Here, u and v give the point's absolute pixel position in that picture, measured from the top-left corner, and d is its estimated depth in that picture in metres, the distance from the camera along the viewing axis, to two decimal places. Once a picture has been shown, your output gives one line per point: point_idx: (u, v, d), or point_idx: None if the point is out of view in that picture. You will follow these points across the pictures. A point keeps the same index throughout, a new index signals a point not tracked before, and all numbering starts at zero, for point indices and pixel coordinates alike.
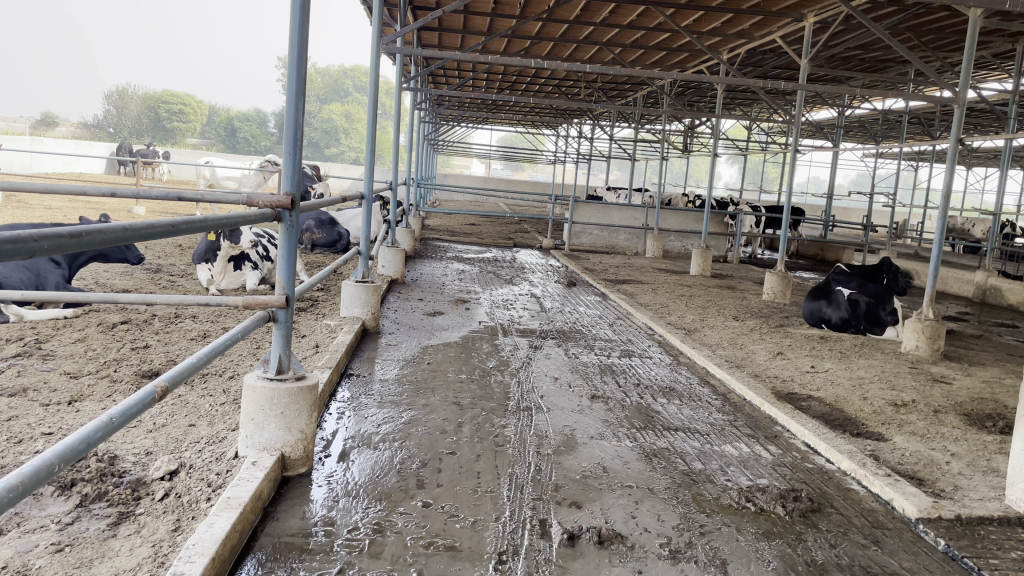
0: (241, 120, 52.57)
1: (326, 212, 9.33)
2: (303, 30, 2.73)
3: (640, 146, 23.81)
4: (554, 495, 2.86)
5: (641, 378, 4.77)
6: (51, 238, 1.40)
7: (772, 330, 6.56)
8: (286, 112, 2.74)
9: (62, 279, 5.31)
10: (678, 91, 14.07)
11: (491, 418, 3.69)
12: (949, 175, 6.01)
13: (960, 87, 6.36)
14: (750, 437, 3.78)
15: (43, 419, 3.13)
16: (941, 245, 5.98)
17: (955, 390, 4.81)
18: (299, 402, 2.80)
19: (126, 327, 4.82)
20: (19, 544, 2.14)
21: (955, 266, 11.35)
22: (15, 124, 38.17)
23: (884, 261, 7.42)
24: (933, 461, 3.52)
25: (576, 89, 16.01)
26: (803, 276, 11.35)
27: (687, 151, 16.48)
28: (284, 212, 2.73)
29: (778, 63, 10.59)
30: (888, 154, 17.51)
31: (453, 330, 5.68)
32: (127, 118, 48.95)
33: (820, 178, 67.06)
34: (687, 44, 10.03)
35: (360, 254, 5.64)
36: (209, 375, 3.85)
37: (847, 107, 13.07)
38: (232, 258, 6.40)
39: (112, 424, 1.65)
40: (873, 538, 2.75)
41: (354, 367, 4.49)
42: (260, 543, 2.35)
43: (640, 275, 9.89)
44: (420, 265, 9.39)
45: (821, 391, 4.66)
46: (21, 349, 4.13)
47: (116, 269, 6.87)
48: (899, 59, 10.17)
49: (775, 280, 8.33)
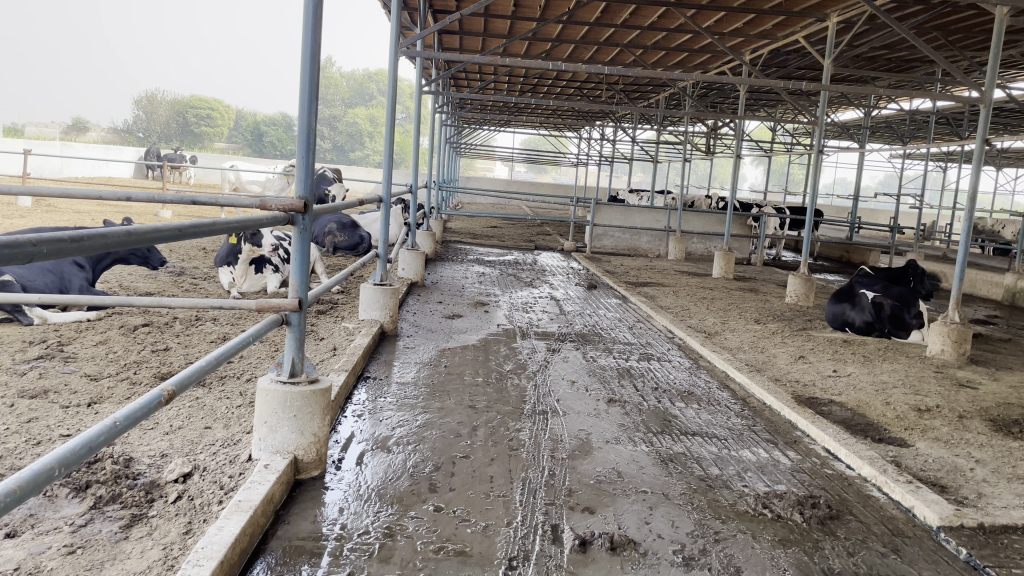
0: (268, 125, 53.12)
1: (348, 215, 9.39)
2: (315, 32, 2.73)
3: (664, 148, 23.72)
4: (567, 500, 2.84)
5: (659, 381, 4.73)
6: (54, 245, 1.38)
7: (794, 333, 6.49)
8: (300, 116, 2.75)
9: (86, 282, 5.38)
10: (700, 93, 13.99)
11: (506, 422, 3.68)
12: (976, 175, 5.89)
13: (986, 86, 6.24)
14: (769, 442, 3.73)
15: (62, 421, 3.16)
16: (968, 246, 5.86)
17: (981, 395, 4.72)
18: (312, 406, 2.80)
19: (148, 330, 4.87)
20: (32, 545, 2.16)
21: (985, 269, 11.16)
22: (46, 129, 38.82)
23: (910, 264, 7.32)
24: (957, 468, 3.45)
25: (598, 92, 15.97)
26: (828, 278, 11.21)
27: (710, 152, 16.38)
28: (297, 215, 2.73)
29: (801, 64, 10.48)
30: (916, 155, 17.27)
31: (471, 333, 5.67)
32: (156, 123, 49.67)
33: (847, 180, 66.40)
34: (709, 45, 9.96)
35: (379, 257, 5.65)
36: (227, 378, 3.87)
37: (874, 108, 12.91)
38: (253, 261, 6.44)
39: (116, 429, 1.65)
40: (893, 547, 2.70)
41: (370, 370, 4.49)
42: (270, 546, 2.35)
43: (662, 277, 9.84)
44: (441, 267, 9.41)
45: (842, 395, 4.60)
46: (44, 351, 4.19)
47: (140, 272, 6.95)
48: (925, 59, 10.02)
49: (798, 283, 8.24)
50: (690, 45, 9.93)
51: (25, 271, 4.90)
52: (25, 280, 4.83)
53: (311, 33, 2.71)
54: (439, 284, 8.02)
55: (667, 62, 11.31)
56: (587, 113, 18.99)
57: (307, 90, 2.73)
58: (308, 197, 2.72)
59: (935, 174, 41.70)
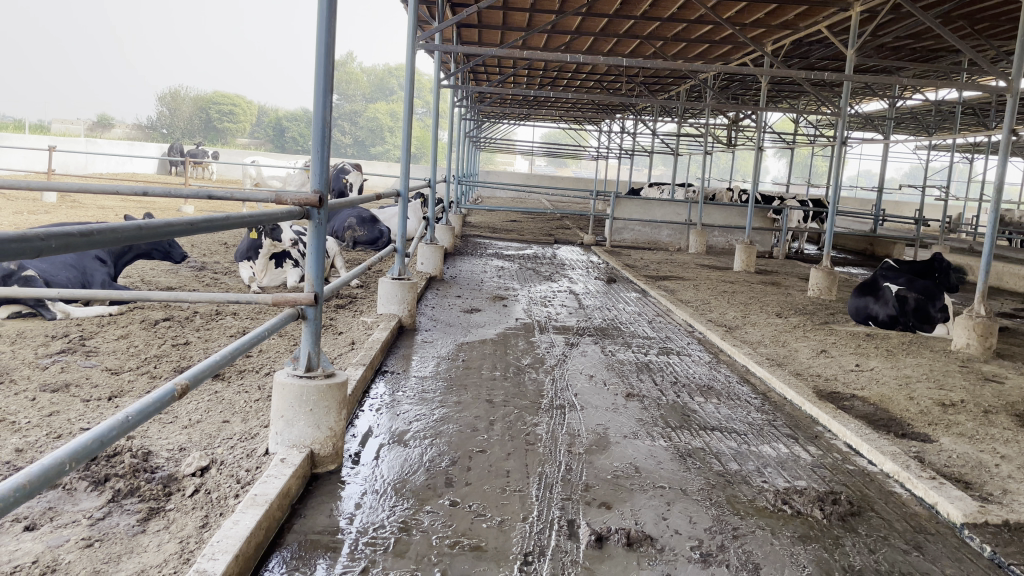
0: (289, 120, 53.39)
1: (367, 209, 9.41)
2: (330, 26, 2.71)
3: (685, 140, 23.55)
4: (584, 495, 2.82)
5: (678, 376, 4.69)
6: (61, 239, 1.37)
7: (816, 327, 6.41)
8: (316, 109, 2.74)
9: (108, 277, 5.42)
10: (722, 84, 13.86)
11: (523, 416, 3.67)
12: (1004, 166, 5.77)
13: (1014, 76, 6.10)
14: (789, 438, 3.68)
15: (83, 414, 3.19)
16: (995, 238, 5.74)
17: (1008, 390, 4.63)
18: (328, 400, 2.80)
19: (168, 324, 4.91)
20: (51, 538, 2.18)
21: (1011, 262, 10.98)
22: (72, 126, 39.35)
23: (936, 258, 7.20)
24: (981, 464, 3.39)
25: (618, 84, 15.86)
26: (852, 271, 11.08)
27: (732, 144, 16.22)
28: (313, 210, 2.72)
29: (824, 54, 10.35)
30: (942, 146, 17.01)
31: (490, 327, 5.66)
32: (179, 120, 50.04)
33: (872, 172, 65.58)
34: (730, 36, 9.87)
35: (397, 251, 5.64)
36: (246, 372, 3.89)
37: (898, 98, 12.71)
38: (273, 256, 6.49)
39: (129, 423, 1.65)
40: (915, 544, 2.65)
41: (389, 364, 4.50)
42: (286, 541, 2.35)
43: (682, 271, 9.77)
44: (460, 261, 9.41)
45: (865, 390, 4.53)
46: (66, 345, 4.23)
47: (161, 266, 7.00)
48: (952, 48, 9.84)
49: (821, 276, 8.14)
50: (710, 36, 9.85)
51: (48, 266, 4.96)
52: (48, 275, 4.88)
53: (325, 27, 2.70)
54: (458, 279, 8.01)
55: (688, 54, 11.22)
56: (607, 106, 18.90)
57: (322, 85, 2.73)
58: (323, 191, 2.72)
59: (960, 165, 41.12)
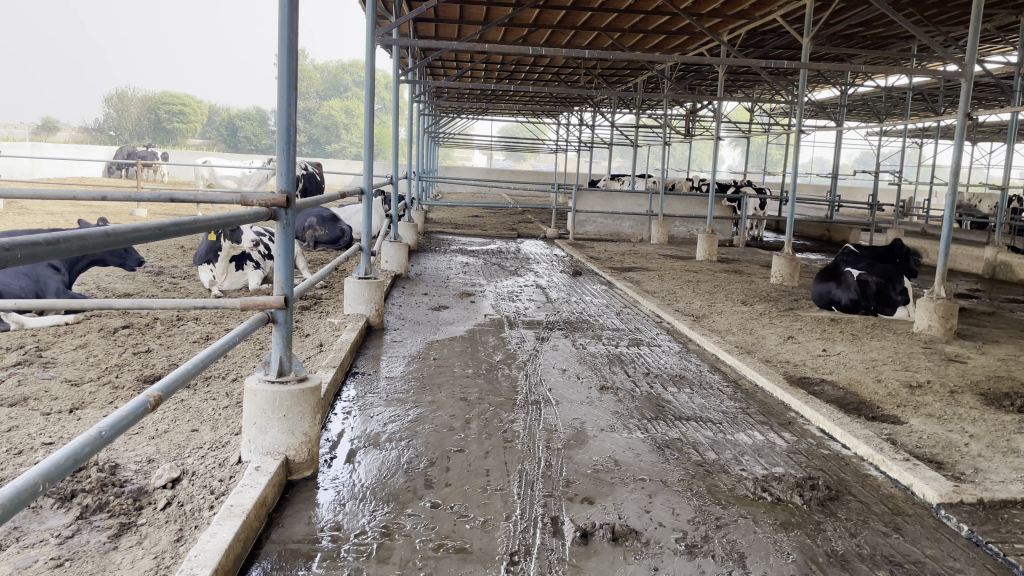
0: (243, 119, 52.64)
1: (327, 208, 9.28)
2: (291, 24, 2.65)
3: (644, 131, 23.71)
4: (565, 491, 2.79)
5: (650, 367, 4.69)
6: (24, 248, 1.27)
7: (782, 313, 6.49)
8: (279, 107, 2.66)
9: (62, 285, 5.26)
10: (678, 75, 13.97)
11: (499, 413, 3.63)
12: (961, 148, 5.78)
13: (966, 62, 6.16)
14: (763, 424, 3.71)
15: (44, 428, 3.07)
16: (954, 219, 5.78)
17: (970, 369, 4.74)
18: (302, 404, 2.73)
19: (128, 332, 4.77)
20: (18, 559, 2.09)
21: (964, 243, 11.24)
22: (15, 130, 38.29)
23: (894, 242, 7.32)
24: (951, 444, 3.44)
25: (575, 77, 15.90)
26: (812, 258, 11.24)
27: (689, 133, 16.35)
28: (280, 210, 2.65)
29: (779, 43, 10.53)
30: (893, 131, 17.32)
31: (458, 324, 5.61)
32: (127, 121, 49.11)
33: (824, 158, 66.58)
34: (686, 26, 9.99)
35: (363, 249, 5.54)
36: (212, 378, 3.80)
37: (851, 85, 12.92)
38: (233, 258, 6.34)
39: (102, 439, 1.58)
40: (894, 526, 2.68)
41: (358, 365, 4.43)
42: (265, 550, 2.29)
43: (646, 261, 9.81)
44: (424, 259, 9.32)
45: (833, 373, 4.59)
46: (21, 356, 4.08)
47: (118, 272, 6.83)
48: (902, 34, 10.00)
49: (783, 263, 8.22)
50: (668, 27, 9.94)
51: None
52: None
53: (287, 23, 2.63)
54: (423, 276, 7.94)
55: (645, 45, 11.28)
56: (564, 99, 18.95)
57: (285, 83, 2.65)
58: (291, 191, 2.65)
59: (911, 148, 41.91)
